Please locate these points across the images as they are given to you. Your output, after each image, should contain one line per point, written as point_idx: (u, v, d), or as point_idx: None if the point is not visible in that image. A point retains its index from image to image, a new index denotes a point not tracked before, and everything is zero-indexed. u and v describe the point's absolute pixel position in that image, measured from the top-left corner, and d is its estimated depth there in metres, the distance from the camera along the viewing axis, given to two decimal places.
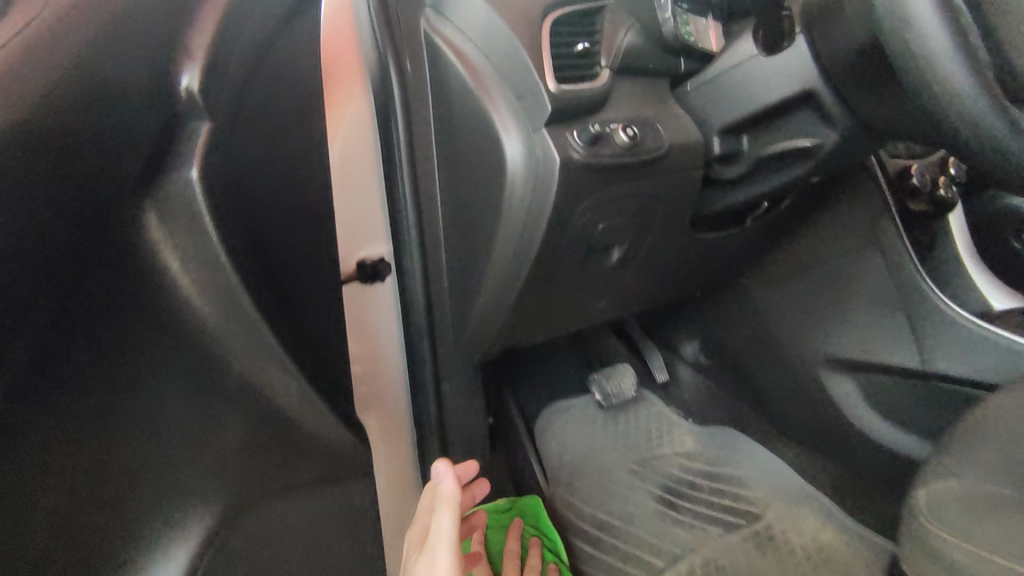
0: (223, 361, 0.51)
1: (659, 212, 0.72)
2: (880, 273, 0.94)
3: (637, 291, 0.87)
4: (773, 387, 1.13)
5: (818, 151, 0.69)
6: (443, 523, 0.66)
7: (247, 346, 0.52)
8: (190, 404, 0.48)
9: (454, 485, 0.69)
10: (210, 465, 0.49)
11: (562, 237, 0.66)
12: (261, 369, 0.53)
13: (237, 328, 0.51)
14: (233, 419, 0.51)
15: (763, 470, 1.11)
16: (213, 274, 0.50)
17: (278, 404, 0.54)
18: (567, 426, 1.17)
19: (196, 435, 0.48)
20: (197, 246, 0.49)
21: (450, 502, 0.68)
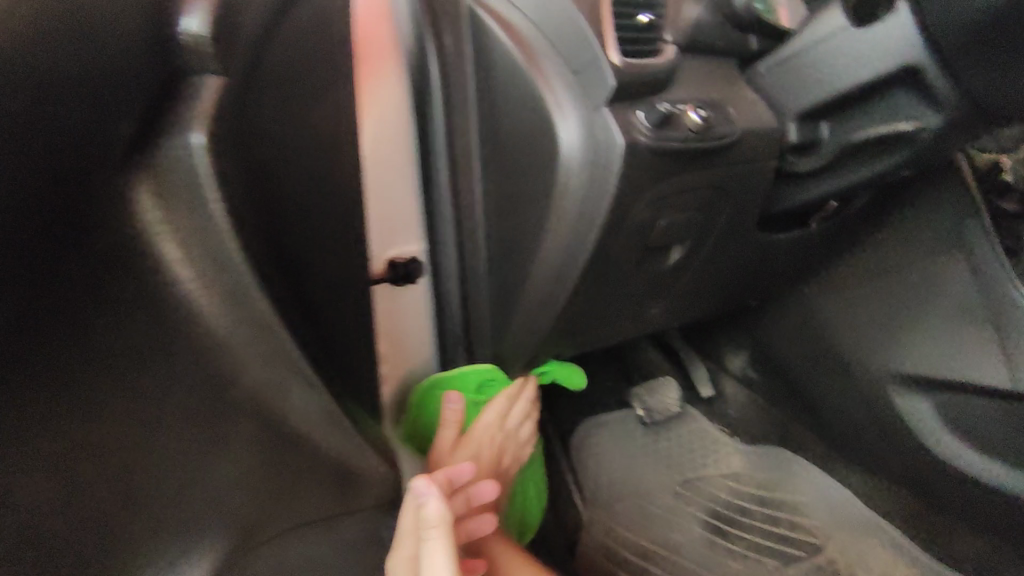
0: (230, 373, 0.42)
1: (725, 208, 0.64)
2: (964, 280, 0.84)
3: (693, 297, 0.79)
4: (833, 407, 1.03)
5: (913, 137, 0.61)
6: (443, 560, 0.47)
7: (258, 352, 0.44)
8: (197, 420, 0.39)
9: (441, 507, 0.49)
10: (222, 498, 0.39)
11: (619, 236, 0.58)
12: (273, 380, 0.45)
13: (245, 333, 0.43)
14: (244, 442, 0.42)
15: (823, 496, 1.01)
16: (218, 266, 0.42)
17: (291, 423, 0.46)
18: (605, 443, 1.09)
19: (204, 460, 0.39)
20: (199, 233, 0.41)
21: (442, 526, 0.48)
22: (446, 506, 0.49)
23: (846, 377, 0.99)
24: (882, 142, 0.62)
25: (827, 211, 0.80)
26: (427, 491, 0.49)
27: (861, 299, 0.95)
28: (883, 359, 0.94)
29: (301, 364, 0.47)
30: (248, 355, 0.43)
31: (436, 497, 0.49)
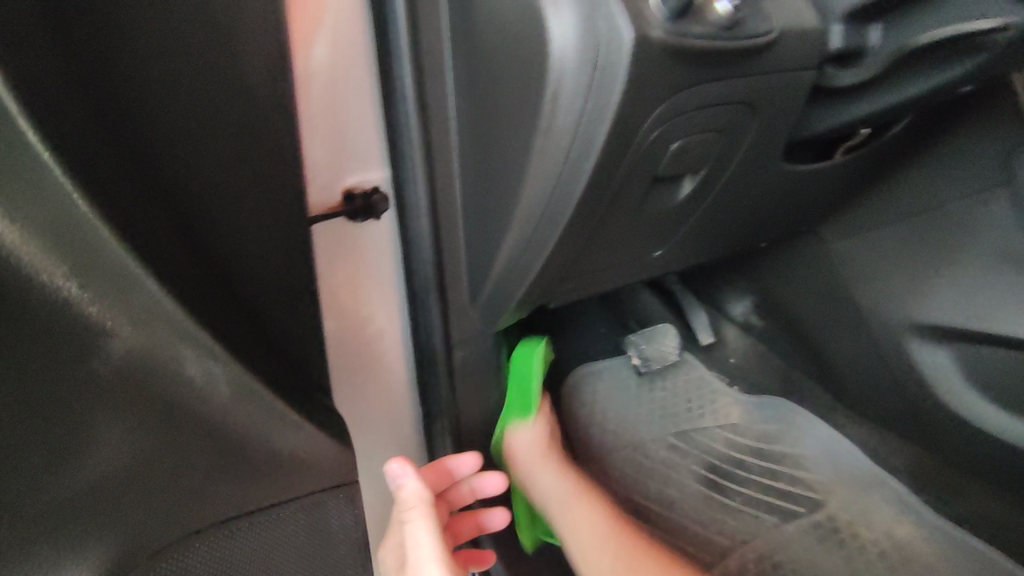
0: (88, 350, 0.43)
1: (748, 132, 0.53)
2: (1004, 218, 0.75)
3: (700, 238, 0.69)
4: (844, 356, 0.95)
5: (989, 46, 0.50)
6: (420, 532, 0.56)
7: (143, 328, 0.45)
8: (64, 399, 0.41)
9: (418, 486, 0.57)
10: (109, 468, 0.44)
11: (622, 162, 0.47)
12: (168, 353, 0.47)
13: (124, 308, 0.44)
14: (127, 418, 0.45)
15: (827, 450, 0.95)
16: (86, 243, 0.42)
17: (190, 397, 0.48)
18: (596, 392, 1.02)
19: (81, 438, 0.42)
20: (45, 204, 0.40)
21: (417, 502, 0.57)
22: (422, 485, 0.57)
23: (859, 326, 0.91)
24: (941, 51, 0.52)
25: (857, 139, 0.69)
26: (403, 472, 0.57)
27: (884, 242, 0.85)
28: (903, 308, 0.85)
29: (187, 326, 0.47)
30: (123, 331, 0.44)
31: (412, 477, 0.57)
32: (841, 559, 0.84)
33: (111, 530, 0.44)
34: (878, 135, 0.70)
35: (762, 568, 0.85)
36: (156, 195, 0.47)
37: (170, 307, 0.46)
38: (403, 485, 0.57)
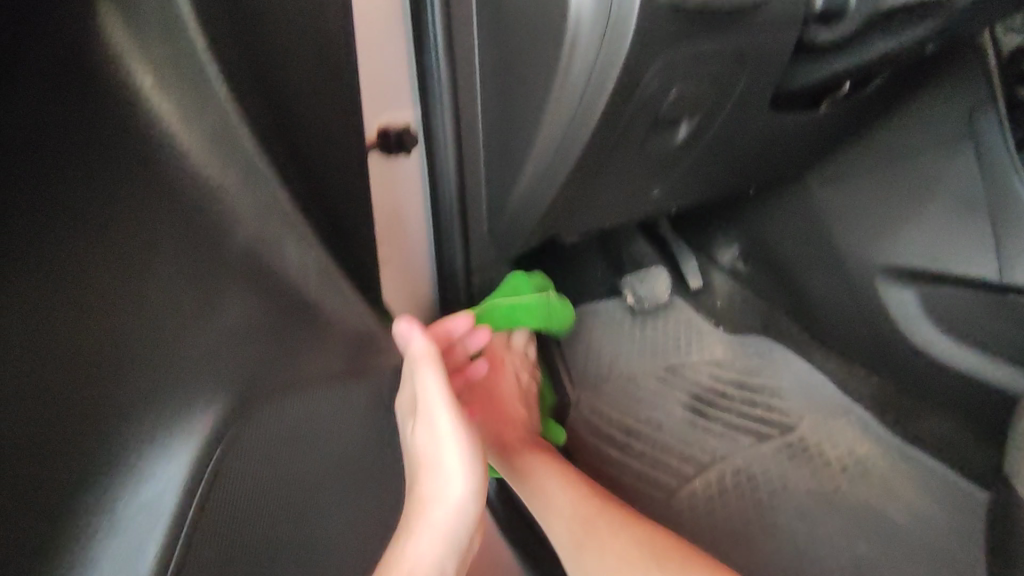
0: (219, 224, 0.49)
1: (739, 82, 0.60)
2: (968, 169, 0.82)
3: (694, 180, 0.76)
4: (821, 297, 1.04)
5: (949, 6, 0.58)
6: (429, 380, 0.56)
7: (255, 204, 0.51)
8: (184, 259, 0.47)
9: (426, 342, 0.58)
10: (217, 339, 0.47)
11: (627, 106, 0.55)
12: (273, 235, 0.51)
13: (242, 183, 0.50)
14: (232, 290, 0.49)
15: (802, 381, 1.05)
16: (221, 126, 0.50)
17: (286, 278, 0.52)
18: (594, 329, 1.11)
19: (195, 301, 0.47)
20: (191, 89, 0.49)
21: (427, 356, 0.57)
22: (430, 341, 0.58)
23: (836, 268, 1.00)
24: (918, 8, 0.58)
25: (842, 93, 0.75)
26: (411, 330, 0.58)
27: (861, 189, 0.93)
28: (876, 250, 0.94)
29: (294, 220, 0.53)
30: (239, 204, 0.50)
31: (420, 335, 0.58)
32: (808, 472, 0.95)
33: (213, 401, 0.47)
34: (860, 87, 0.76)
35: (738, 478, 0.94)
36: (258, 88, 0.51)
37: (276, 190, 0.52)
38: (411, 342, 0.58)
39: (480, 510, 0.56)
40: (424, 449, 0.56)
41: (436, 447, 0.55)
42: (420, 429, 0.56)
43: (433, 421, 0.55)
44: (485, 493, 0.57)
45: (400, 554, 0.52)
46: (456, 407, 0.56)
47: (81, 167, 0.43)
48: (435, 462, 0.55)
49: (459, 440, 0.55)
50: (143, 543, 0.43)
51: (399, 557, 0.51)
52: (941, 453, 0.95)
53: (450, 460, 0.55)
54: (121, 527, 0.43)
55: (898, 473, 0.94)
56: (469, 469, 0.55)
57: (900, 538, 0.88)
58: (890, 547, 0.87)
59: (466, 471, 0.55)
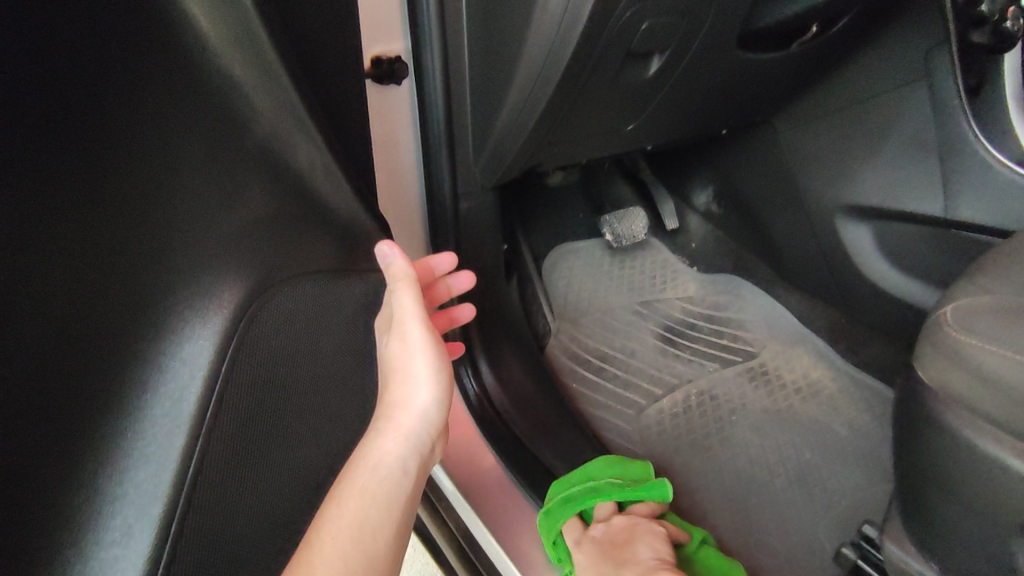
0: (241, 116, 0.58)
1: (706, 19, 0.65)
2: (921, 109, 0.89)
3: (667, 116, 0.82)
4: (787, 235, 1.11)
5: None
6: (403, 297, 0.63)
7: (273, 107, 0.60)
8: (214, 154, 0.56)
9: (403, 262, 0.64)
10: (241, 219, 0.58)
11: (600, 38, 0.60)
12: (286, 136, 0.62)
13: (265, 89, 0.59)
14: (254, 183, 0.59)
15: (765, 313, 1.14)
16: (247, 39, 0.57)
17: (295, 173, 0.63)
18: (575, 265, 1.18)
19: (224, 189, 0.57)
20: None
21: (404, 275, 0.64)
22: (407, 262, 0.64)
23: (800, 206, 1.06)
24: None
25: (810, 34, 0.80)
26: (390, 252, 0.64)
27: (826, 131, 0.99)
28: (836, 189, 1.00)
29: (304, 124, 0.63)
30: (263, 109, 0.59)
31: (398, 256, 0.64)
32: (765, 393, 1.04)
33: (240, 272, 0.57)
34: (829, 29, 0.81)
35: (701, 398, 1.03)
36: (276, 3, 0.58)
37: (289, 90, 0.61)
38: (391, 262, 0.64)
39: (444, 415, 0.64)
40: (397, 359, 0.63)
41: (408, 358, 0.62)
42: (394, 341, 0.64)
43: (406, 330, 0.63)
44: (449, 400, 0.65)
45: (375, 446, 0.60)
46: (426, 323, 0.63)
47: (145, 64, 0.50)
48: (408, 369, 0.62)
49: (427, 349, 0.62)
50: (190, 385, 0.53)
51: (372, 447, 0.60)
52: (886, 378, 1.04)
53: (420, 368, 0.62)
54: (167, 377, 0.53)
55: (846, 395, 1.03)
56: (436, 378, 0.63)
57: (842, 449, 0.97)
58: (833, 457, 0.97)
59: (434, 380, 0.63)
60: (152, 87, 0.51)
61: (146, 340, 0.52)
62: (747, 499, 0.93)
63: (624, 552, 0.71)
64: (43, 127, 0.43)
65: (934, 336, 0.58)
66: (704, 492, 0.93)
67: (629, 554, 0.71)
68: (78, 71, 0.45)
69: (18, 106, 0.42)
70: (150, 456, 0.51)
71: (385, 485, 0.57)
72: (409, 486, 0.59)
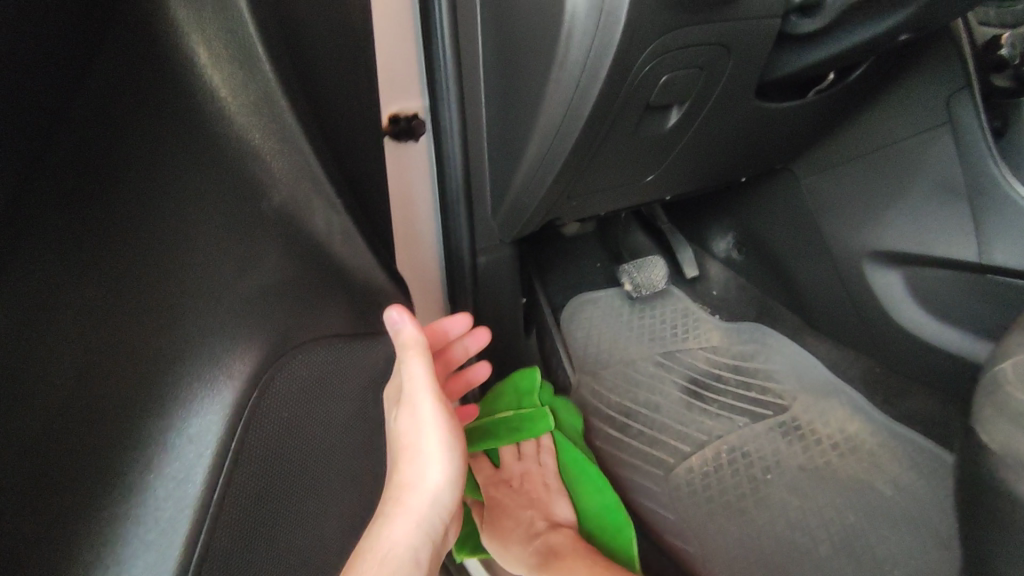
0: (258, 183, 0.59)
1: (724, 71, 0.65)
2: (948, 154, 0.86)
3: (687, 166, 0.81)
4: (813, 283, 1.08)
5: None
6: (416, 369, 0.59)
7: (293, 172, 0.61)
8: (229, 222, 0.57)
9: (415, 331, 0.59)
10: (257, 288, 0.57)
11: (619, 93, 0.59)
12: (306, 200, 0.62)
13: (285, 154, 0.60)
14: (273, 251, 0.59)
15: (793, 360, 1.10)
16: (267, 105, 0.58)
17: (315, 235, 0.63)
18: (593, 316, 1.15)
19: (238, 258, 0.57)
20: (250, 72, 0.57)
21: (416, 346, 0.59)
22: (419, 330, 0.59)
23: (824, 253, 1.04)
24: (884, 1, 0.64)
25: (825, 83, 0.81)
26: (402, 319, 0.59)
27: (848, 176, 0.97)
28: (862, 235, 0.98)
29: (324, 188, 0.63)
30: (283, 174, 0.61)
31: (409, 324, 0.59)
32: (800, 449, 0.98)
33: (249, 350, 0.55)
34: (844, 78, 0.81)
35: (733, 456, 0.98)
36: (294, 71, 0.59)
37: (309, 155, 0.61)
38: (401, 330, 0.59)
39: (456, 498, 0.61)
40: (407, 437, 0.60)
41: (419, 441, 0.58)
42: (404, 416, 0.60)
43: (417, 409, 0.59)
44: (462, 482, 0.61)
45: (384, 530, 0.57)
46: (439, 400, 0.59)
47: (152, 142, 0.53)
48: (418, 449, 0.59)
49: (439, 430, 0.59)
50: (196, 465, 0.51)
51: (378, 538, 0.57)
52: (928, 432, 0.98)
53: (432, 449, 0.59)
54: (171, 461, 0.51)
55: (886, 450, 0.98)
56: (448, 462, 0.60)
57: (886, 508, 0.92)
58: (878, 519, 0.91)
59: (446, 464, 0.59)
60: (162, 165, 0.53)
61: (152, 419, 0.51)
62: (786, 566, 0.87)
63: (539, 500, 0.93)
64: (48, 207, 0.47)
65: (986, 392, 0.59)
66: (740, 562, 0.87)
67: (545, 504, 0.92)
68: (86, 149, 0.50)
69: (28, 184, 0.45)
70: (149, 541, 0.48)
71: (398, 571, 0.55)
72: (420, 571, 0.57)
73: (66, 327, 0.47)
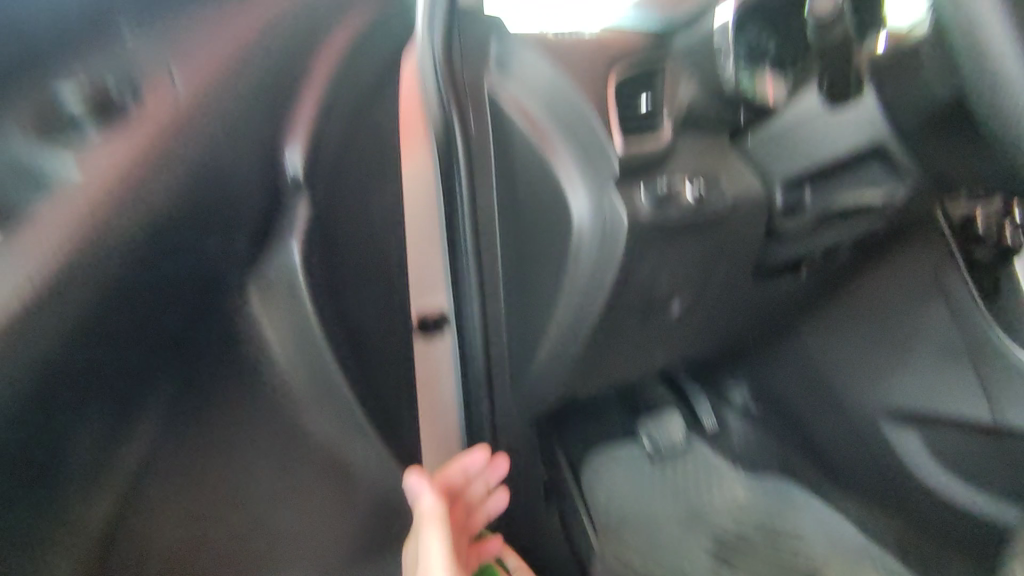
0: (302, 420, 0.66)
1: (717, 268, 0.73)
2: (943, 321, 0.92)
3: (695, 343, 0.86)
4: (834, 438, 1.08)
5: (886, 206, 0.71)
6: (433, 540, 0.65)
7: (321, 395, 0.68)
8: (281, 459, 0.64)
9: (433, 500, 0.67)
10: (301, 519, 0.65)
11: (625, 293, 0.68)
12: (332, 418, 0.68)
13: (315, 382, 0.67)
14: (313, 479, 0.66)
15: (824, 522, 1.02)
16: (307, 341, 0.66)
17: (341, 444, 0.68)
18: (615, 476, 1.10)
19: (288, 495, 0.64)
20: (292, 317, 0.66)
21: (435, 516, 0.66)
22: (436, 500, 0.67)
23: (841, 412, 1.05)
24: (855, 209, 0.73)
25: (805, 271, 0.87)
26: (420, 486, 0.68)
27: (853, 337, 1.01)
28: (873, 395, 1.00)
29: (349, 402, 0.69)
30: (315, 406, 0.67)
31: (428, 491, 0.67)
32: None
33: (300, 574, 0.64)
34: (827, 260, 0.87)
35: None
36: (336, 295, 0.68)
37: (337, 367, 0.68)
38: (421, 497, 0.67)
39: None
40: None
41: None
42: None
43: None
44: None
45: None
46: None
47: (211, 401, 0.60)
48: None
49: None
50: None
51: None
52: None
53: None
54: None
55: None
56: None
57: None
58: None
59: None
60: (211, 422, 0.60)
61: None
62: None
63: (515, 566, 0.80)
64: (132, 472, 0.53)
65: None
66: None
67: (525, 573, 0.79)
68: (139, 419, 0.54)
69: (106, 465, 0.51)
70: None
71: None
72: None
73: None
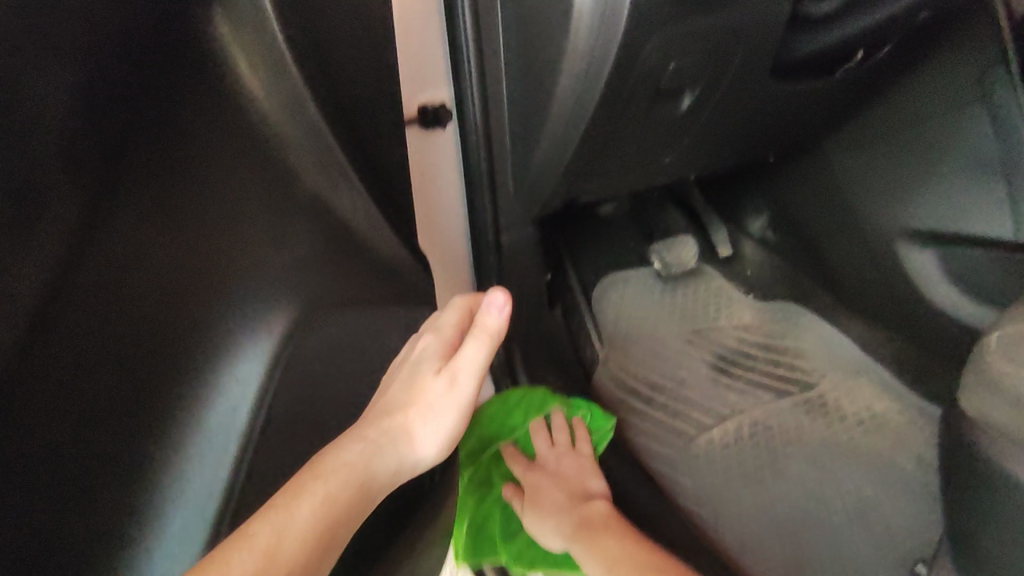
0: (292, 185, 0.75)
1: (734, 55, 0.68)
2: (982, 131, 0.85)
3: (709, 142, 0.85)
4: (902, 204, 0.96)
5: None
6: (469, 353, 0.70)
7: (308, 163, 0.75)
8: (266, 214, 0.74)
9: (497, 322, 0.70)
10: (288, 267, 0.76)
11: (628, 77, 0.64)
12: (319, 181, 0.76)
13: (311, 160, 0.75)
14: (306, 234, 0.77)
15: (826, 343, 1.09)
16: (304, 121, 0.73)
17: (325, 205, 0.77)
18: (626, 293, 1.18)
19: (273, 236, 0.75)
20: (275, 82, 0.71)
21: (489, 334, 0.70)
22: (501, 324, 0.71)
23: (859, 229, 1.03)
24: None
25: (855, 61, 0.78)
26: (499, 306, 0.70)
27: (880, 156, 0.97)
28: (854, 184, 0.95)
29: (336, 178, 0.76)
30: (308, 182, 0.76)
31: (502, 313, 0.70)
32: (823, 423, 0.98)
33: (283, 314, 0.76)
34: (864, 61, 0.79)
35: (754, 428, 0.98)
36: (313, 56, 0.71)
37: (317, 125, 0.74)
38: (492, 316, 0.70)
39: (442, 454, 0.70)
40: (462, 361, 0.70)
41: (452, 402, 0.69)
42: (437, 381, 0.69)
43: (458, 381, 0.70)
44: (448, 447, 0.71)
45: (285, 524, 0.55)
46: (477, 383, 0.71)
47: (186, 127, 0.67)
48: (429, 406, 0.68)
49: (453, 409, 0.70)
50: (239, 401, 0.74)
51: (416, 441, 0.67)
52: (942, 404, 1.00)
53: (444, 420, 0.69)
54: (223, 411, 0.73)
55: (908, 425, 0.97)
56: (451, 430, 0.70)
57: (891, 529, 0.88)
58: (887, 488, 0.90)
59: (446, 433, 0.69)
60: (215, 187, 0.70)
61: (196, 369, 0.72)
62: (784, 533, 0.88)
63: (573, 486, 0.85)
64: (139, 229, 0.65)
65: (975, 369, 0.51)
66: (743, 515, 0.89)
67: (579, 482, 0.86)
68: (127, 178, 0.64)
69: (112, 212, 0.62)
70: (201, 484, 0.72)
71: (285, 558, 0.52)
72: (308, 561, 0.54)
73: (117, 346, 0.64)
